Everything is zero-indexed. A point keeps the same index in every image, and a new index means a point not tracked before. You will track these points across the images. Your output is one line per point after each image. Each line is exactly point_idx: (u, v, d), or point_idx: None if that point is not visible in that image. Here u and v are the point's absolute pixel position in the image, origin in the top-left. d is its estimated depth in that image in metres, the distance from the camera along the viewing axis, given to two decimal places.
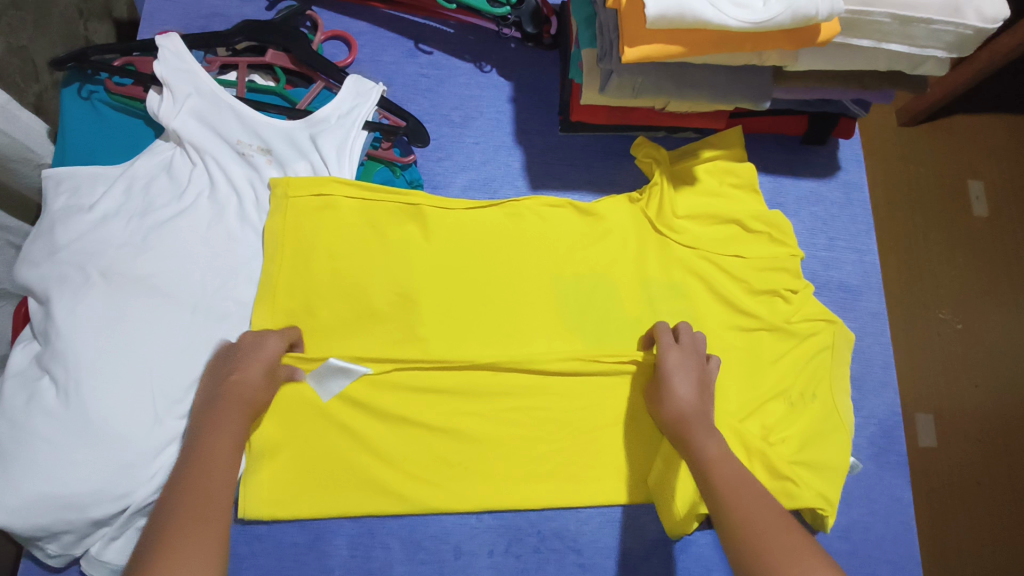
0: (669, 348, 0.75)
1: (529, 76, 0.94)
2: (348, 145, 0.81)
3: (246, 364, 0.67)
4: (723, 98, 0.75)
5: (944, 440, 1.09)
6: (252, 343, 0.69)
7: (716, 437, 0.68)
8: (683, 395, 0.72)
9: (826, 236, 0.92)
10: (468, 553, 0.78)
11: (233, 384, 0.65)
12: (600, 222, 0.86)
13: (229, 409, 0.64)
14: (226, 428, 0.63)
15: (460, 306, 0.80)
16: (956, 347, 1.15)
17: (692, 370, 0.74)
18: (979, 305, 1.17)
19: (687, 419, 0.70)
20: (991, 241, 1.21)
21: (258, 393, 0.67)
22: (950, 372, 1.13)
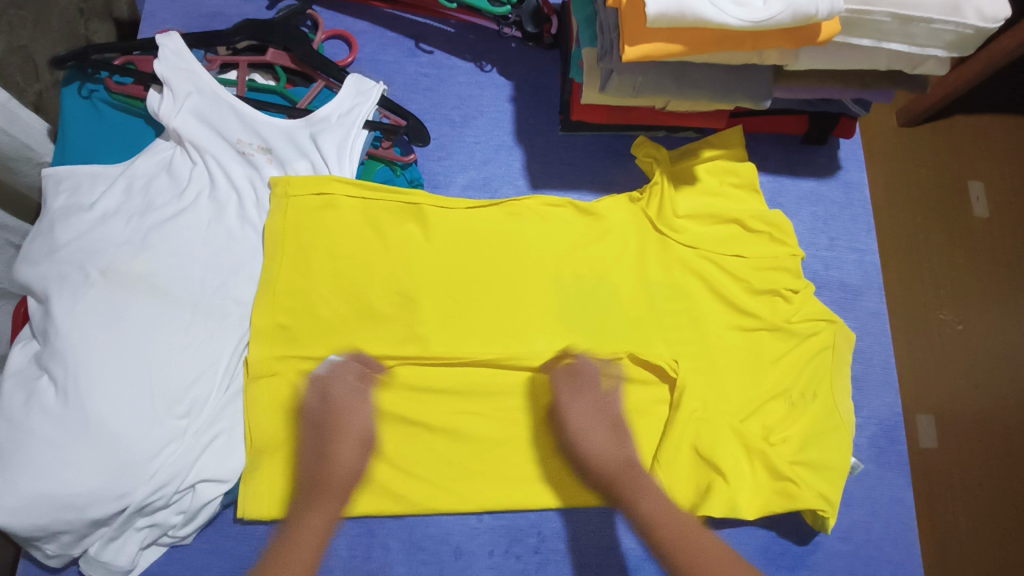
0: (572, 401, 0.76)
1: (529, 76, 0.93)
2: (348, 145, 0.81)
3: (340, 439, 0.72)
4: (723, 97, 0.75)
5: (945, 441, 1.09)
6: (342, 415, 0.73)
7: (645, 486, 0.71)
8: (600, 448, 0.74)
9: (826, 236, 0.91)
10: (468, 554, 0.77)
11: (331, 464, 0.71)
12: (600, 221, 0.86)
13: (326, 492, 0.70)
14: (322, 507, 0.69)
15: (460, 305, 0.80)
16: (956, 347, 1.15)
17: (601, 416, 0.76)
18: (979, 306, 1.17)
19: (612, 476, 0.72)
20: (992, 241, 1.20)
21: (350, 469, 0.71)
22: (951, 372, 1.13)
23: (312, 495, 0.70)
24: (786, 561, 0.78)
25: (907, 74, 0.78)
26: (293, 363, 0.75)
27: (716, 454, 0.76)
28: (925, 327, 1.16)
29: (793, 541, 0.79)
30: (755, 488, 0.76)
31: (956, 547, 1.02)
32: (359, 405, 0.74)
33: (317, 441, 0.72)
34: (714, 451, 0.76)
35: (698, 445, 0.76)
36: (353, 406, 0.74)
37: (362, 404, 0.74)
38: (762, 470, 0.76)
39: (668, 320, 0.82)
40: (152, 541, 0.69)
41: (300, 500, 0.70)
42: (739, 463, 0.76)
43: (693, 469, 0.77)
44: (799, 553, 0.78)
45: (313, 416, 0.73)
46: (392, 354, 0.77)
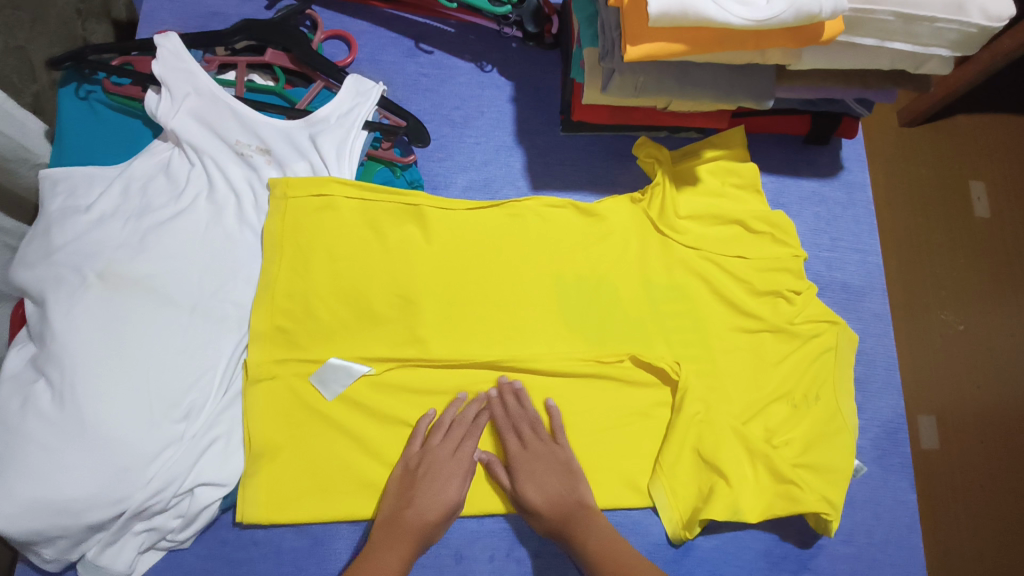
0: (515, 450, 0.75)
1: (530, 76, 0.93)
2: (348, 146, 0.81)
3: (427, 487, 0.72)
4: (725, 97, 0.74)
5: (947, 443, 1.08)
6: (442, 466, 0.73)
7: (591, 528, 0.72)
8: (542, 495, 0.73)
9: (829, 236, 0.90)
10: (469, 558, 0.76)
11: (414, 508, 0.71)
12: (601, 222, 0.85)
13: (406, 540, 0.70)
14: (398, 552, 0.69)
15: (459, 307, 0.79)
16: (957, 348, 1.14)
17: (539, 462, 0.74)
18: (980, 307, 1.16)
19: (561, 522, 0.72)
20: (993, 242, 1.20)
21: (433, 521, 0.71)
22: (952, 373, 1.13)
23: (389, 534, 0.70)
24: (788, 564, 0.77)
25: (910, 74, 0.78)
26: (292, 366, 0.74)
27: (718, 457, 0.75)
28: (926, 328, 1.15)
29: (795, 544, 0.78)
30: (758, 491, 0.75)
31: (959, 550, 1.01)
32: (459, 462, 0.74)
33: (410, 483, 0.72)
34: (717, 454, 0.75)
35: (699, 448, 0.76)
36: (453, 461, 0.74)
37: (467, 462, 0.74)
38: (763, 474, 0.76)
39: (670, 322, 0.82)
40: (150, 546, 0.69)
41: (377, 537, 0.70)
42: (742, 466, 0.75)
43: (695, 471, 0.76)
44: (802, 557, 0.77)
45: (416, 459, 0.73)
46: (392, 356, 0.76)
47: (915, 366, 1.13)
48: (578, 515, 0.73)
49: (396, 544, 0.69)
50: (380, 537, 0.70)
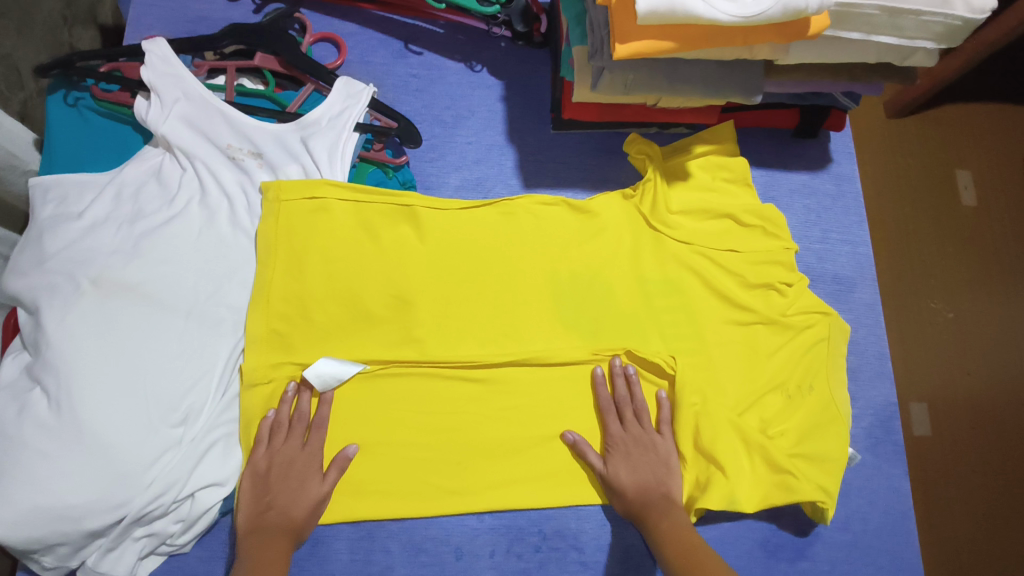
0: (615, 430, 0.76)
1: (520, 74, 0.92)
2: (338, 149, 0.80)
3: (281, 487, 0.71)
4: (715, 92, 0.74)
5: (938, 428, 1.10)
6: (293, 465, 0.72)
7: (669, 517, 0.72)
8: (633, 476, 0.74)
9: (820, 228, 0.90)
10: (470, 555, 0.75)
11: (273, 510, 0.70)
12: (594, 219, 0.86)
13: (278, 539, 0.68)
14: (271, 553, 0.67)
15: (455, 306, 0.80)
16: (947, 336, 1.16)
17: (639, 447, 0.76)
18: (969, 294, 1.18)
19: (642, 505, 0.73)
20: (979, 229, 1.22)
21: (298, 518, 0.70)
22: (943, 361, 1.14)
23: (257, 539, 0.68)
24: (786, 553, 0.77)
25: (896, 66, 0.79)
26: (288, 369, 0.75)
27: (715, 449, 0.75)
28: (917, 315, 1.17)
29: (792, 533, 0.78)
30: (754, 482, 0.76)
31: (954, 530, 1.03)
32: (309, 456, 0.72)
33: (264, 487, 0.71)
34: (715, 445, 0.76)
35: (697, 440, 0.77)
36: (305, 456, 0.72)
37: (317, 455, 0.73)
38: (760, 465, 0.76)
39: (666, 317, 0.83)
40: (150, 550, 0.69)
41: (243, 546, 0.68)
42: (739, 456, 0.76)
43: (691, 463, 0.77)
44: (799, 545, 0.78)
45: (265, 462, 0.71)
46: (389, 357, 0.76)
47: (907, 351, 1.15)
48: (660, 505, 0.73)
49: (267, 548, 0.67)
50: (249, 543, 0.67)
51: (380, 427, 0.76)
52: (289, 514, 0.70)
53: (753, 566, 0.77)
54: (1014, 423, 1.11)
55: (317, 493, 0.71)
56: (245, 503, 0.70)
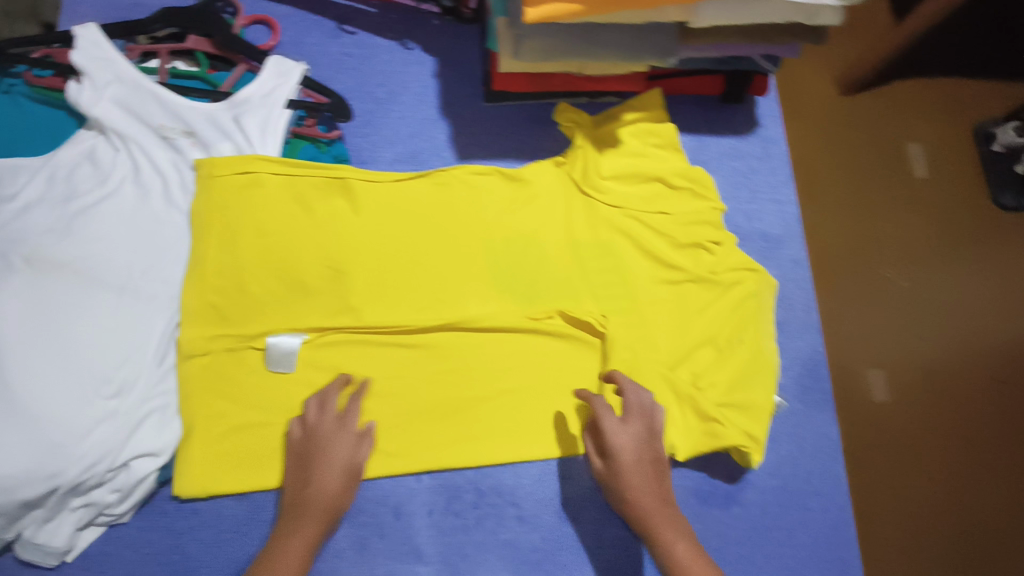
0: (615, 434, 0.74)
1: (453, 50, 0.93)
2: (270, 125, 0.81)
3: (318, 466, 0.72)
4: (632, 56, 0.76)
5: (902, 401, 0.90)
6: (329, 439, 0.73)
7: (675, 527, 0.72)
8: (636, 479, 0.74)
9: (748, 190, 0.94)
10: (407, 514, 0.77)
11: (310, 489, 0.71)
12: (526, 186, 0.88)
13: (311, 520, 0.70)
14: (304, 533, 0.69)
15: (390, 275, 0.82)
16: (908, 307, 0.95)
17: (641, 444, 0.74)
18: (927, 265, 0.97)
19: (646, 512, 0.73)
20: (937, 205, 1.01)
21: (332, 497, 0.71)
22: (909, 335, 0.93)
23: (294, 517, 0.70)
24: (718, 500, 0.83)
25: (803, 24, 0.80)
26: (223, 340, 0.76)
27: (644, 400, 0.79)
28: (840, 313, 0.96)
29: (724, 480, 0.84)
30: (683, 430, 0.79)
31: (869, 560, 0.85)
32: (343, 434, 0.73)
33: (302, 464, 0.72)
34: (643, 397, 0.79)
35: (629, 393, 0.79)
36: (340, 433, 0.73)
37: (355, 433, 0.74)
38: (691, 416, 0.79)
39: (598, 278, 0.86)
40: (89, 521, 0.70)
41: (283, 522, 0.71)
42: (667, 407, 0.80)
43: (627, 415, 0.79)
44: (731, 491, 0.84)
45: (301, 443, 0.73)
46: (327, 326, 0.79)
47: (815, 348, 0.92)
48: (665, 511, 0.73)
49: (303, 527, 0.69)
50: (288, 518, 0.70)
51: (320, 391, 0.78)
52: (324, 492, 0.71)
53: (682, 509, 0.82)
54: None
55: (348, 467, 0.72)
56: (289, 479, 0.73)
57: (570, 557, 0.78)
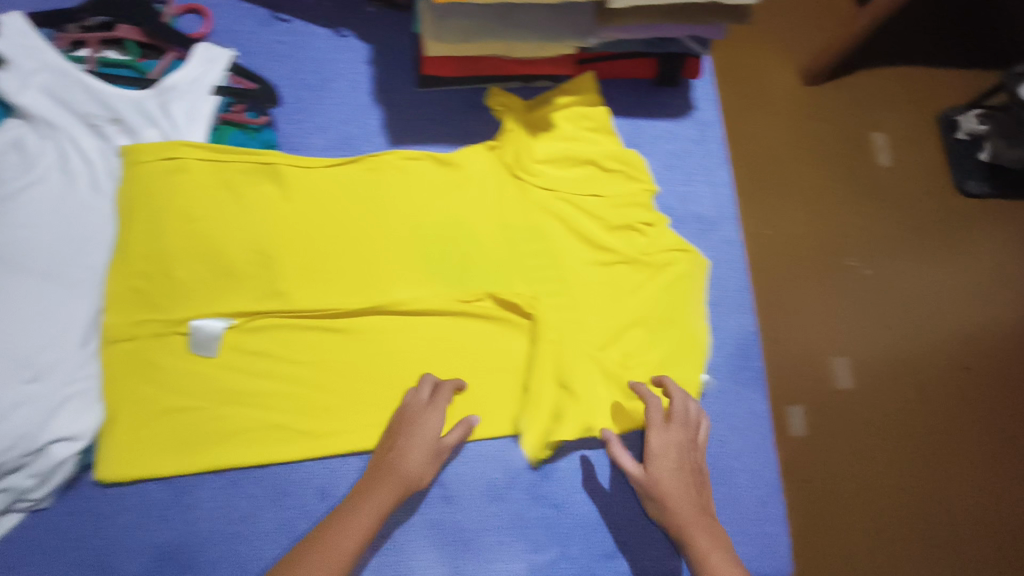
0: (658, 439, 0.77)
1: (387, 37, 0.94)
2: (197, 112, 0.82)
3: (409, 437, 0.75)
4: (551, 37, 0.78)
5: (861, 381, 1.08)
6: (421, 414, 0.76)
7: (711, 538, 0.72)
8: (675, 485, 0.75)
9: (683, 171, 0.94)
10: (333, 495, 0.78)
11: (396, 458, 0.73)
12: (458, 171, 0.88)
13: (389, 491, 0.72)
14: (379, 503, 0.71)
15: (321, 260, 0.82)
16: (870, 293, 1.14)
17: (679, 452, 0.77)
18: (886, 252, 1.18)
19: (683, 520, 0.73)
20: (919, 197, 1.24)
21: (412, 470, 0.73)
22: (867, 319, 1.13)
23: (373, 482, 0.72)
24: None
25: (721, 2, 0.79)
26: (150, 326, 0.76)
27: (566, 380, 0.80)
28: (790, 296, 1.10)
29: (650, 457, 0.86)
30: (608, 407, 0.81)
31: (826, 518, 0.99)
32: (435, 412, 0.76)
33: (392, 437, 0.76)
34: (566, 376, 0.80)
35: (555, 372, 0.81)
36: (431, 411, 0.76)
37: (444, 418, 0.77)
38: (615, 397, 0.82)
39: (530, 261, 0.86)
40: (8, 505, 0.70)
41: (361, 486, 0.73)
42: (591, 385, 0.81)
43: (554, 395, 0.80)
44: None
45: (398, 417, 0.77)
46: (255, 310, 0.79)
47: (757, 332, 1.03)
48: (702, 522, 0.74)
49: (379, 496, 0.71)
50: (369, 486, 0.72)
51: (245, 375, 0.78)
52: (407, 464, 0.73)
53: (608, 491, 0.82)
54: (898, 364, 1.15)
55: (433, 450, 0.75)
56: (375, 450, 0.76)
57: (494, 537, 0.78)
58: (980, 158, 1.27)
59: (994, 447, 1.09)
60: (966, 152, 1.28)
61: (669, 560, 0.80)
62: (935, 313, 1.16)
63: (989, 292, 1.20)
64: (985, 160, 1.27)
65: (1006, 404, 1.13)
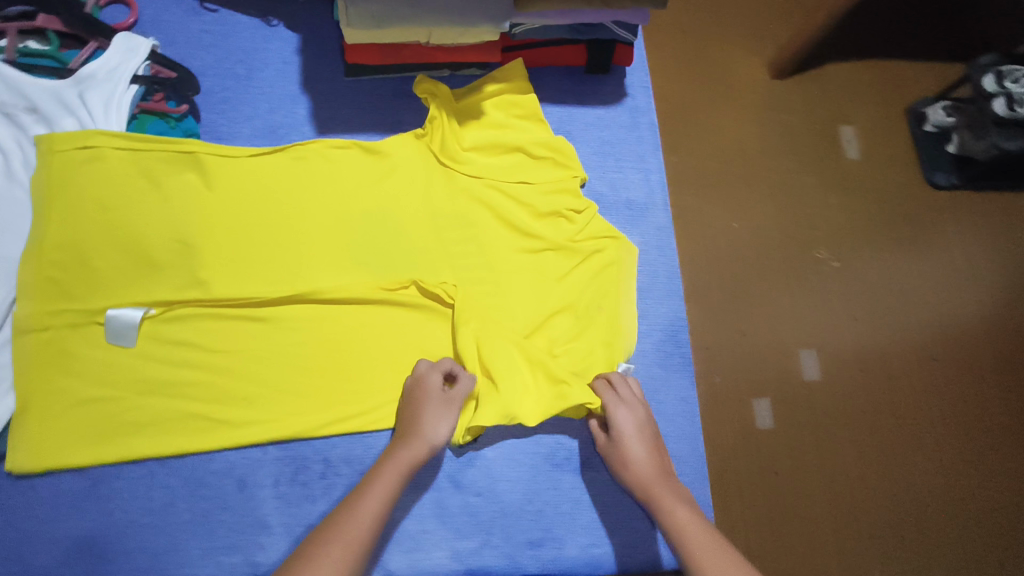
0: (617, 409, 0.77)
1: (316, 26, 0.93)
2: (116, 101, 0.81)
3: (416, 404, 0.75)
4: (463, 19, 0.76)
5: (828, 373, 1.14)
6: (420, 380, 0.76)
7: (675, 496, 0.72)
8: (636, 451, 0.76)
9: (613, 158, 0.93)
10: (252, 485, 0.77)
11: (405, 427, 0.74)
12: (386, 159, 0.87)
13: (412, 457, 0.71)
14: (400, 467, 0.70)
15: (243, 249, 0.81)
16: (835, 285, 1.20)
17: (637, 419, 0.78)
18: (854, 245, 1.23)
19: (648, 482, 0.73)
20: (887, 190, 1.28)
21: (423, 432, 0.73)
22: (830, 310, 1.18)
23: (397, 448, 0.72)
24: (571, 464, 0.82)
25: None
26: (66, 316, 0.76)
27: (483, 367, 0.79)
28: (758, 290, 1.17)
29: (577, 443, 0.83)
30: (529, 395, 0.79)
31: (800, 507, 1.05)
32: (435, 373, 0.76)
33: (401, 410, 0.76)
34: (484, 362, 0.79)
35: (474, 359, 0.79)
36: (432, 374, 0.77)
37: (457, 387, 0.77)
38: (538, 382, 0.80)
39: (456, 249, 0.85)
40: None
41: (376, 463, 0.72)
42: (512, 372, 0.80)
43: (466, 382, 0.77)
44: (585, 456, 0.82)
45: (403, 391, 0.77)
46: (174, 299, 0.78)
47: (721, 328, 1.13)
48: (665, 484, 0.74)
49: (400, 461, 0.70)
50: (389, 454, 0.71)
51: (162, 365, 0.77)
52: (415, 429, 0.73)
53: (530, 478, 0.80)
54: (852, 352, 1.16)
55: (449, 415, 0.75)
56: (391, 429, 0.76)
57: (415, 525, 0.77)
58: (947, 149, 1.30)
59: (953, 437, 1.15)
60: (933, 144, 1.31)
61: (593, 547, 0.79)
62: (904, 308, 1.21)
63: (955, 287, 1.24)
64: (952, 152, 1.30)
65: (976, 393, 1.18)
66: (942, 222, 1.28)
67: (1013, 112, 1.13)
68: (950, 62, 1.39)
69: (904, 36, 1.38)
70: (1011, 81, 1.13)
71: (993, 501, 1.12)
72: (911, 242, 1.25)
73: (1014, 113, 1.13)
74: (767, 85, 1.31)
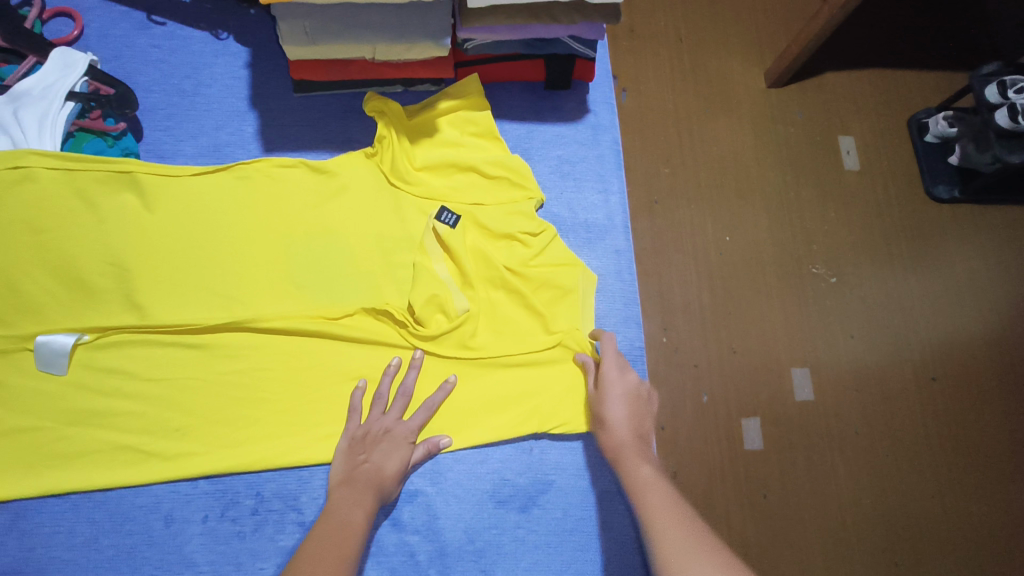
0: (612, 371, 0.76)
1: (266, 41, 0.91)
2: (52, 119, 0.79)
3: (377, 451, 0.73)
4: (401, 37, 0.75)
5: (819, 393, 1.09)
6: (385, 427, 0.75)
7: (642, 459, 0.71)
8: (618, 416, 0.74)
9: (571, 178, 0.91)
10: (180, 521, 0.75)
11: (365, 469, 0.72)
12: (334, 178, 0.84)
13: (367, 503, 0.69)
14: (361, 512, 0.68)
15: (180, 273, 0.78)
16: (830, 301, 1.14)
17: (622, 387, 0.76)
18: (852, 259, 1.18)
19: (619, 445, 0.73)
20: (888, 204, 1.22)
21: (387, 479, 0.72)
22: (824, 326, 1.13)
23: (347, 492, 0.70)
24: (515, 502, 0.78)
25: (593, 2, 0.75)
26: None
27: (459, 299, 0.79)
28: (747, 307, 1.12)
29: (525, 482, 0.79)
30: (478, 427, 0.78)
31: (784, 532, 1.01)
32: (395, 418, 0.75)
33: (358, 448, 0.73)
34: (453, 302, 0.79)
35: (438, 294, 0.78)
36: (392, 418, 0.75)
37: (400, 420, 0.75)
38: (495, 359, 0.80)
39: (404, 271, 0.82)
40: None
41: (335, 496, 0.70)
42: (439, 369, 0.80)
43: (447, 229, 0.82)
44: (530, 494, 0.79)
45: (362, 429, 0.75)
46: (108, 326, 0.75)
47: (711, 346, 1.09)
48: (638, 448, 0.73)
49: (358, 509, 0.68)
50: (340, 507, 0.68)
51: (90, 394, 0.74)
52: (382, 472, 0.72)
53: (471, 514, 0.77)
54: (846, 373, 1.11)
55: (398, 460, 0.73)
56: (341, 462, 0.73)
57: None
58: (950, 161, 1.24)
59: (958, 457, 1.09)
60: (934, 155, 1.24)
61: None
62: (905, 327, 1.15)
63: (961, 305, 1.18)
64: (954, 164, 1.23)
65: (983, 414, 1.12)
66: (945, 236, 1.22)
67: (1016, 125, 1.04)
68: (959, 70, 1.32)
69: (908, 39, 1.32)
70: (1014, 91, 1.05)
71: (994, 532, 1.06)
72: (913, 258, 1.19)
73: (1016, 125, 1.04)
74: (760, 95, 1.25)
